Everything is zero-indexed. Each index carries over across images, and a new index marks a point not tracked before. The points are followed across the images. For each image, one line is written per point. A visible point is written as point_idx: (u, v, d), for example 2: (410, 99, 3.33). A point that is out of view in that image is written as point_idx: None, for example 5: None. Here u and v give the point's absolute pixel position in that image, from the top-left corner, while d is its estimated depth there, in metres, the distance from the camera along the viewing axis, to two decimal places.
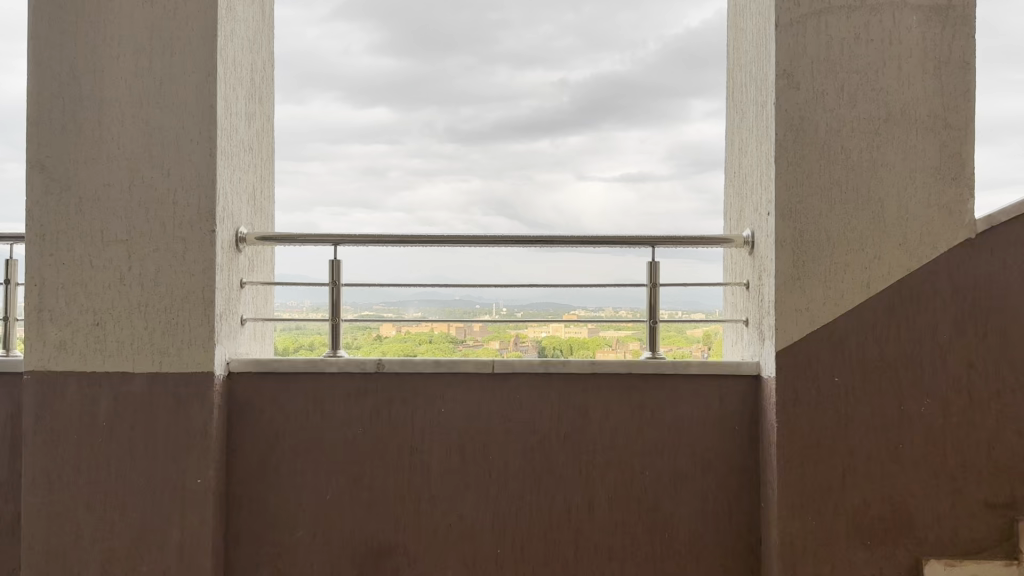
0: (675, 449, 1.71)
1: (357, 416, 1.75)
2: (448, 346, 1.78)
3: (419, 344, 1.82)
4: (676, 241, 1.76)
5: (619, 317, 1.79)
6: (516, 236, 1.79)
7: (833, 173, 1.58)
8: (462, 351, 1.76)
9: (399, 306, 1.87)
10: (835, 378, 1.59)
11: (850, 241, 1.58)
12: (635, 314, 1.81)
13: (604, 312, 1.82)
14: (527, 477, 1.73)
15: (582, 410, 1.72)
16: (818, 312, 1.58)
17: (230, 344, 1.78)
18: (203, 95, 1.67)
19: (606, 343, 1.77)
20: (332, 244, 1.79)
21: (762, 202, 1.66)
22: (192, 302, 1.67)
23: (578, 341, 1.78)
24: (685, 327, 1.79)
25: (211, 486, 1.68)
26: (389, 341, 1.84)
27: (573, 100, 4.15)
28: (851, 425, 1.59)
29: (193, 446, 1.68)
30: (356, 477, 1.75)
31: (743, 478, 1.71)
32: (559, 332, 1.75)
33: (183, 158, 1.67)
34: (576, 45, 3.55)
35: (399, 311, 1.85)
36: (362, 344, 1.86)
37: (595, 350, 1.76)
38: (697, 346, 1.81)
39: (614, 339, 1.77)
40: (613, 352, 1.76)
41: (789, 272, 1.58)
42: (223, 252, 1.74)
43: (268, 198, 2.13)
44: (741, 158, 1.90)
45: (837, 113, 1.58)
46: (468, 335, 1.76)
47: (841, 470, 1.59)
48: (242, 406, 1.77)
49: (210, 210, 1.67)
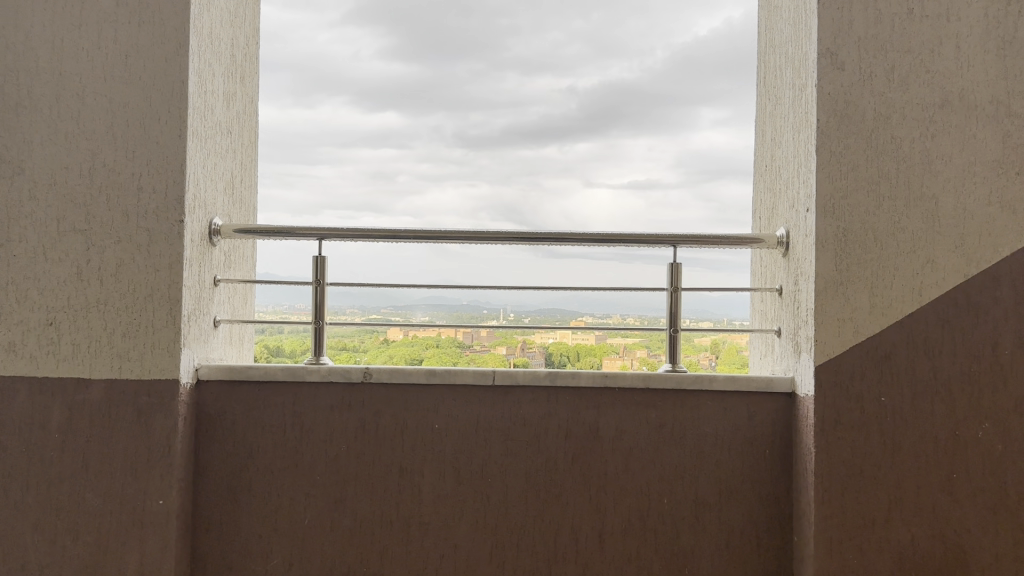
0: (697, 475, 1.51)
1: (341, 431, 1.56)
2: (454, 351, 1.72)
3: (425, 349, 1.75)
4: (699, 241, 1.57)
5: (627, 323, 1.63)
6: (518, 234, 1.60)
7: (882, 165, 1.36)
8: (468, 356, 1.68)
9: (406, 310, 1.76)
10: (881, 399, 1.35)
11: (902, 242, 1.36)
12: (642, 322, 1.64)
13: (612, 319, 1.66)
14: (528, 501, 1.54)
15: (593, 429, 1.53)
16: (863, 322, 1.36)
17: (200, 349, 1.60)
18: (172, 73, 1.52)
19: (612, 350, 1.64)
20: (317, 239, 1.62)
21: (801, 197, 1.46)
22: (156, 301, 1.50)
23: (585, 348, 1.65)
24: (693, 335, 1.59)
25: (173, 508, 1.50)
26: (395, 345, 1.77)
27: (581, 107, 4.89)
28: (900, 453, 1.35)
29: (154, 463, 1.50)
30: (337, 499, 1.56)
31: (773, 508, 1.51)
32: (566, 339, 1.65)
33: (150, 140, 1.51)
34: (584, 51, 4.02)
35: (407, 315, 1.73)
36: (369, 348, 1.72)
37: (601, 357, 1.63)
38: (704, 355, 1.62)
39: (623, 346, 1.63)
40: (619, 360, 1.63)
41: (830, 277, 1.37)
42: (194, 246, 1.57)
43: (249, 188, 1.96)
44: (774, 151, 1.71)
45: (887, 98, 1.36)
46: (474, 339, 1.69)
47: (887, 503, 1.35)
48: (213, 417, 1.59)
49: (179, 198, 1.51)
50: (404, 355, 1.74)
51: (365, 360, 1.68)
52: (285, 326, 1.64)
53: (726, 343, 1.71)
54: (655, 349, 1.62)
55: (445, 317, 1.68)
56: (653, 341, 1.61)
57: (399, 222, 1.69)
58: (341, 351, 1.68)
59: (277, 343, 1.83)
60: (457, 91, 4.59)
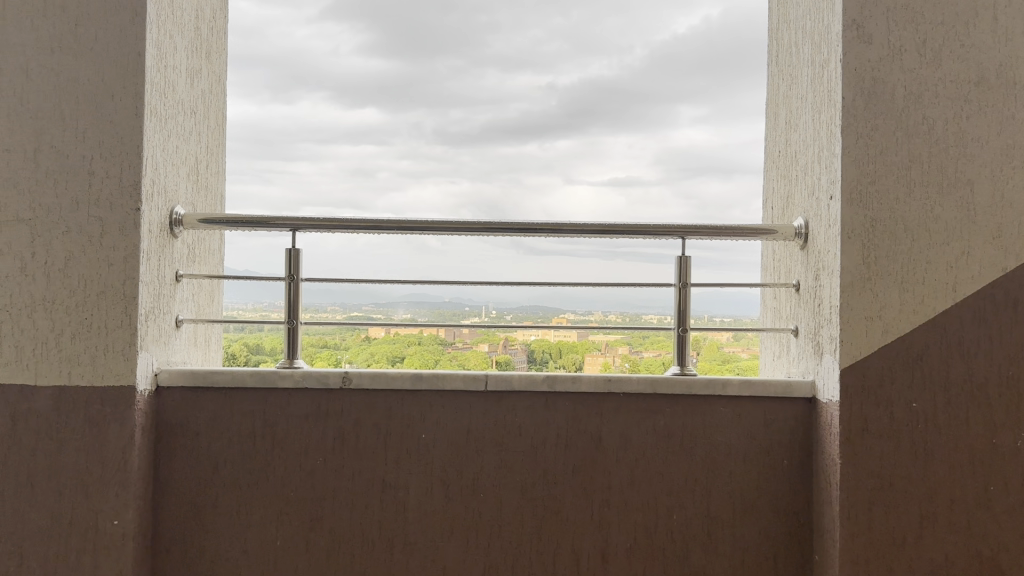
0: (709, 488, 1.39)
1: (317, 443, 1.41)
2: (437, 348, 1.61)
3: (409, 346, 1.65)
4: (713, 231, 1.45)
5: (609, 321, 1.54)
6: (514, 223, 1.47)
7: (913, 150, 1.26)
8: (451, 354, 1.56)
9: (387, 308, 1.65)
10: (912, 405, 1.25)
11: (934, 233, 1.25)
12: (624, 316, 1.57)
13: (593, 317, 1.58)
14: (525, 519, 1.40)
15: (596, 439, 1.40)
16: (893, 320, 1.25)
17: (161, 351, 1.44)
18: (128, 43, 1.35)
19: (595, 348, 1.52)
20: (292, 229, 1.46)
21: (823, 184, 1.35)
22: (109, 299, 1.33)
23: (567, 346, 1.53)
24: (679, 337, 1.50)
25: (130, 530, 1.34)
26: (378, 342, 1.65)
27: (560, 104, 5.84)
28: (932, 463, 1.25)
29: (107, 480, 1.34)
30: (313, 518, 1.41)
31: (791, 524, 1.39)
32: (548, 336, 1.54)
33: (103, 119, 1.35)
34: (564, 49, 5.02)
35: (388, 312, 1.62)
36: (349, 346, 1.61)
37: (584, 355, 1.52)
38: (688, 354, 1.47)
39: (604, 343, 1.53)
40: (601, 357, 1.54)
41: (856, 271, 1.26)
42: (153, 237, 1.40)
43: (217, 175, 1.79)
44: (790, 135, 1.59)
45: (918, 75, 1.26)
46: (456, 337, 1.54)
47: (918, 518, 1.25)
48: (174, 427, 1.43)
49: (135, 183, 1.34)
50: (387, 354, 1.62)
51: (345, 360, 1.57)
52: (263, 325, 1.48)
53: (707, 339, 1.54)
54: (636, 347, 1.52)
55: (428, 317, 1.56)
56: (634, 339, 1.52)
57: (383, 212, 1.54)
58: (320, 348, 1.56)
59: (257, 340, 1.63)
60: (438, 86, 5.76)
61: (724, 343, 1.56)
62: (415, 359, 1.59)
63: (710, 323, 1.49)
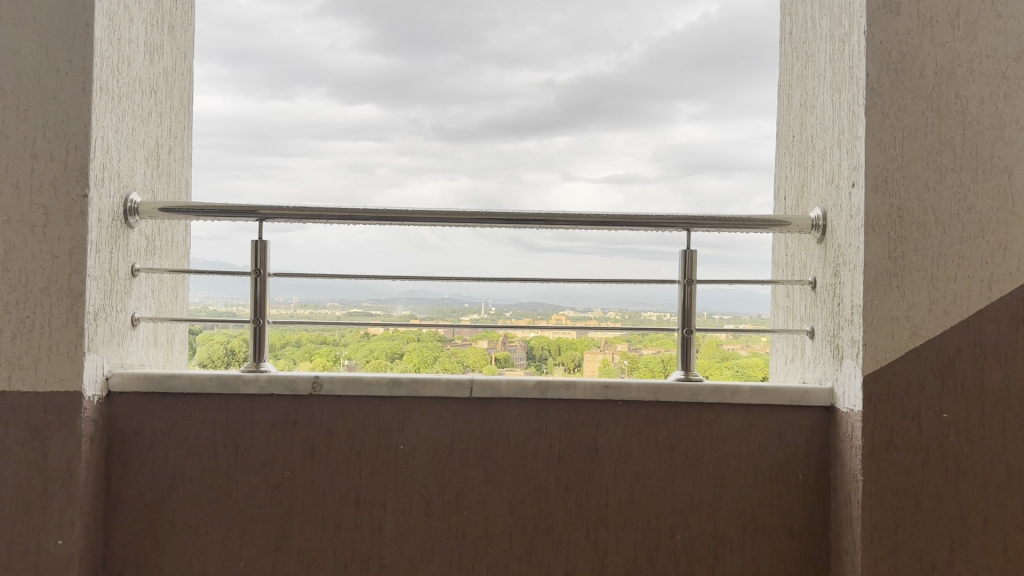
0: (715, 506, 1.27)
1: (284, 454, 1.28)
2: (437, 344, 1.44)
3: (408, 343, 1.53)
4: (721, 222, 1.32)
5: (606, 319, 1.41)
6: (504, 213, 1.34)
7: (943, 132, 1.13)
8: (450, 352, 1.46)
9: (386, 302, 1.53)
10: (942, 416, 1.13)
11: (967, 226, 1.13)
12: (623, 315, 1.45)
13: (592, 313, 1.44)
14: (512, 540, 1.28)
15: (592, 451, 1.27)
16: (921, 321, 1.13)
17: (113, 353, 1.30)
18: (74, 9, 1.19)
19: (594, 344, 1.38)
20: (258, 218, 1.33)
21: (845, 170, 1.22)
22: (52, 296, 1.19)
23: (566, 342, 1.39)
24: None
25: (76, 551, 1.20)
26: (375, 339, 1.52)
27: (556, 105, 6.75)
28: (963, 480, 1.13)
29: (50, 496, 1.19)
30: (280, 538, 1.29)
31: (805, 545, 1.27)
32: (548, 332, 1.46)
33: (45, 94, 1.19)
34: (563, 45, 5.51)
35: (387, 307, 1.51)
36: (350, 341, 1.47)
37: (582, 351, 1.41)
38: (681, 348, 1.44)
39: (602, 339, 1.38)
40: (601, 355, 1.40)
41: (881, 266, 1.14)
42: (104, 226, 1.26)
43: (181, 161, 1.66)
44: (806, 119, 1.47)
45: (950, 49, 1.13)
46: (456, 333, 1.42)
47: (949, 541, 1.13)
48: (128, 437, 1.29)
49: (83, 167, 1.19)
50: (386, 351, 1.51)
51: (344, 357, 1.42)
52: (226, 325, 1.36)
53: (703, 338, 1.35)
54: (636, 343, 1.39)
55: (427, 313, 1.45)
56: (632, 335, 1.38)
57: (360, 201, 1.41)
58: (319, 345, 1.46)
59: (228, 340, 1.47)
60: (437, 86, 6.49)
61: (724, 340, 1.37)
62: (416, 355, 1.49)
63: (713, 323, 1.36)
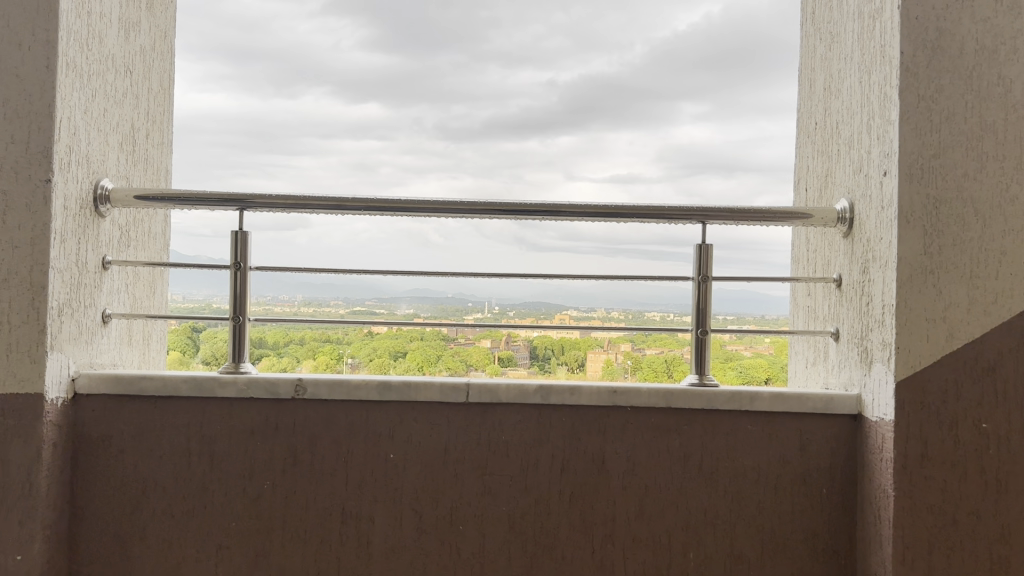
0: (730, 522, 1.17)
1: (264, 463, 1.19)
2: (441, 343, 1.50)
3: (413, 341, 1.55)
4: (740, 215, 1.21)
5: (612, 318, 1.31)
6: (502, 205, 1.24)
7: (985, 116, 1.03)
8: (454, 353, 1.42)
9: (391, 301, 1.58)
10: (981, 427, 1.03)
11: (1009, 218, 1.03)
12: (626, 313, 1.37)
13: (599, 314, 1.38)
14: (511, 558, 1.18)
15: (598, 462, 1.17)
16: (960, 322, 1.03)
17: (81, 351, 1.21)
18: None
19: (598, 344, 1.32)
20: (237, 207, 1.23)
21: (875, 157, 1.12)
22: (11, 290, 1.09)
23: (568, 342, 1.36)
24: None
25: (36, 567, 1.10)
26: (380, 337, 1.51)
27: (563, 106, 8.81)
28: (1005, 497, 1.03)
29: (9, 507, 1.10)
30: (260, 554, 1.19)
31: (828, 567, 1.17)
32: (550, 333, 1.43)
33: (3, 70, 1.09)
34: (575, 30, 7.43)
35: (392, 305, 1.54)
36: (353, 340, 1.41)
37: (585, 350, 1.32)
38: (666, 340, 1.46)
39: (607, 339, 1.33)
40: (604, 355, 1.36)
41: (917, 262, 1.03)
42: (70, 214, 1.16)
43: (159, 148, 1.56)
44: (830, 105, 1.36)
45: (992, 25, 1.03)
46: (460, 333, 1.33)
47: (989, 563, 1.03)
48: (95, 444, 1.20)
49: (46, 150, 1.10)
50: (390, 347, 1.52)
51: (347, 354, 1.31)
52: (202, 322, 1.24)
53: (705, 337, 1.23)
54: (641, 343, 1.33)
55: (429, 313, 1.34)
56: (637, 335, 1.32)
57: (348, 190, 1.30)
58: (324, 343, 1.42)
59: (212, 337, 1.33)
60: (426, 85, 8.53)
61: (726, 340, 1.25)
62: (419, 354, 1.53)
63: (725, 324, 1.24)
